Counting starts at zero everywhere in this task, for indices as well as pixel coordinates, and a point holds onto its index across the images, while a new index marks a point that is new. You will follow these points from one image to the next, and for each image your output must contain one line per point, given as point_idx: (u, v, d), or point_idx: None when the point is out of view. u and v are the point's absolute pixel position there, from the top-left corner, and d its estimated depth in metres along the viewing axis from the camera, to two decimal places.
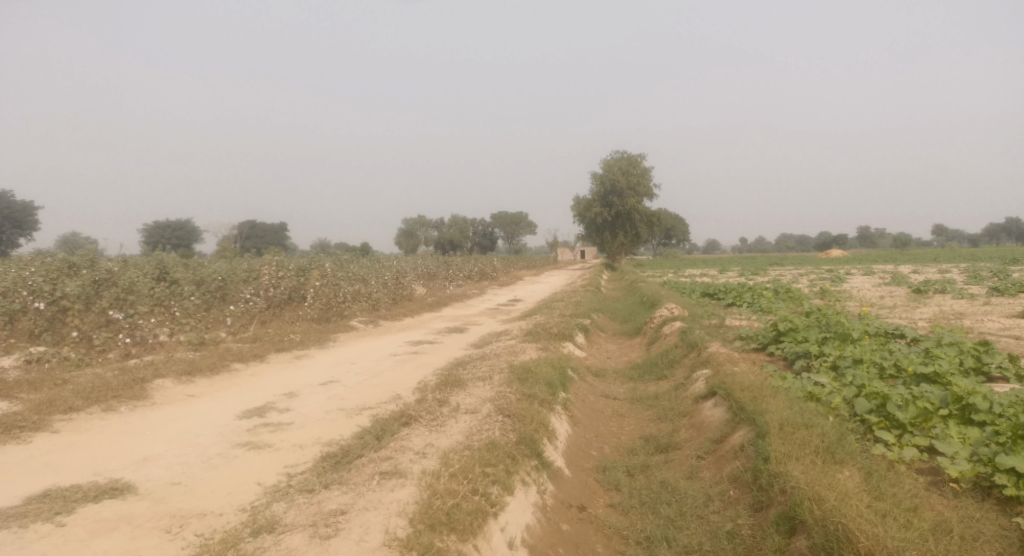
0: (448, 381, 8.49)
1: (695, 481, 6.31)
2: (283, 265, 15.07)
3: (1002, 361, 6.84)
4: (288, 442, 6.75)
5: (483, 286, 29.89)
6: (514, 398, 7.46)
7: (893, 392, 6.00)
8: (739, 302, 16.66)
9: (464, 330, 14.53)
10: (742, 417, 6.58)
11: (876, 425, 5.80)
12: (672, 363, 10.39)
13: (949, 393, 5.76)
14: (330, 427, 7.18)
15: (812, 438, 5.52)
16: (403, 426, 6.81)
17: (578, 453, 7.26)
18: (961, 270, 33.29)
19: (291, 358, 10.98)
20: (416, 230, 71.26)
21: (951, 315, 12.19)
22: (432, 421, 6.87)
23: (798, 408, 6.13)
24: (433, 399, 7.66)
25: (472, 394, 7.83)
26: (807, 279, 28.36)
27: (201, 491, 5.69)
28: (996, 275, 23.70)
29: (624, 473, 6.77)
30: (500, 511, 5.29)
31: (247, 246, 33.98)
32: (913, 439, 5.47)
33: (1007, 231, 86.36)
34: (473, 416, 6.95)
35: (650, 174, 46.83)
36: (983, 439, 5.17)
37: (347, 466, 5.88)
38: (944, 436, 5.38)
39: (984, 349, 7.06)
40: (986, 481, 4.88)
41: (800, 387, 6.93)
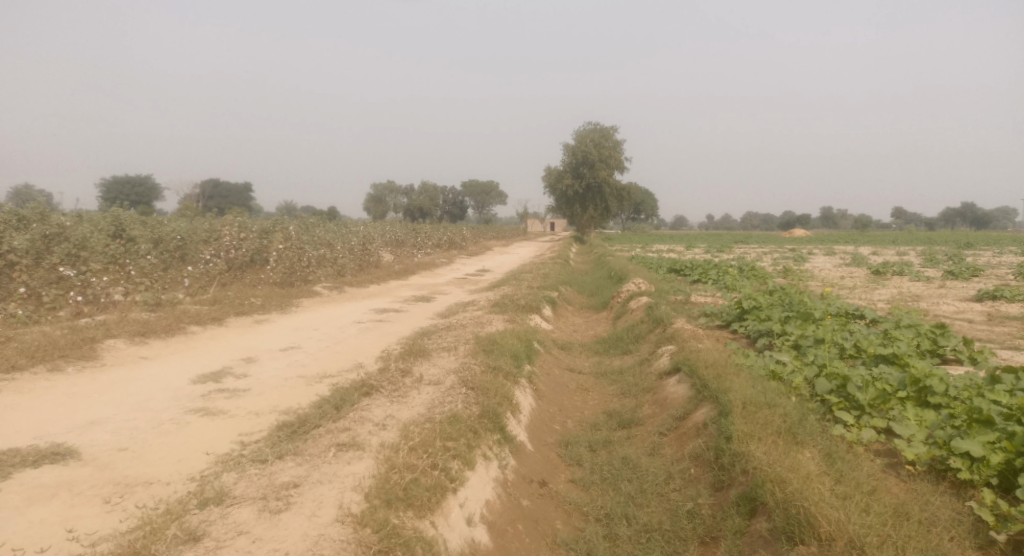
0: (411, 350, 8.41)
1: (657, 458, 6.36)
2: (245, 226, 14.73)
3: (957, 344, 6.99)
4: (243, 409, 6.63)
5: (452, 255, 29.74)
6: (478, 370, 7.42)
7: (853, 373, 6.08)
8: (705, 278, 16.83)
9: (430, 298, 14.43)
10: (705, 395, 6.64)
11: (835, 406, 5.89)
12: (638, 338, 10.45)
13: (907, 376, 5.87)
14: (288, 395, 7.05)
15: (773, 418, 5.59)
16: (365, 396, 6.72)
17: (541, 427, 7.27)
18: (918, 253, 34.10)
19: (251, 322, 10.78)
20: (385, 196, 70.42)
21: (909, 298, 12.46)
22: (394, 392, 6.79)
23: (760, 388, 6.20)
24: (396, 368, 7.58)
25: (436, 365, 7.76)
26: (772, 257, 28.75)
27: (148, 459, 5.55)
28: (952, 260, 24.31)
29: (586, 448, 6.82)
30: (459, 486, 5.26)
31: (210, 205, 33.23)
32: (871, 421, 5.56)
33: (964, 217, 88.73)
34: (437, 388, 6.88)
35: (622, 148, 46.81)
36: (939, 423, 5.27)
37: (303, 436, 5.79)
38: (901, 419, 5.47)
39: (940, 332, 7.22)
40: (941, 464, 4.97)
41: (762, 366, 7.01)
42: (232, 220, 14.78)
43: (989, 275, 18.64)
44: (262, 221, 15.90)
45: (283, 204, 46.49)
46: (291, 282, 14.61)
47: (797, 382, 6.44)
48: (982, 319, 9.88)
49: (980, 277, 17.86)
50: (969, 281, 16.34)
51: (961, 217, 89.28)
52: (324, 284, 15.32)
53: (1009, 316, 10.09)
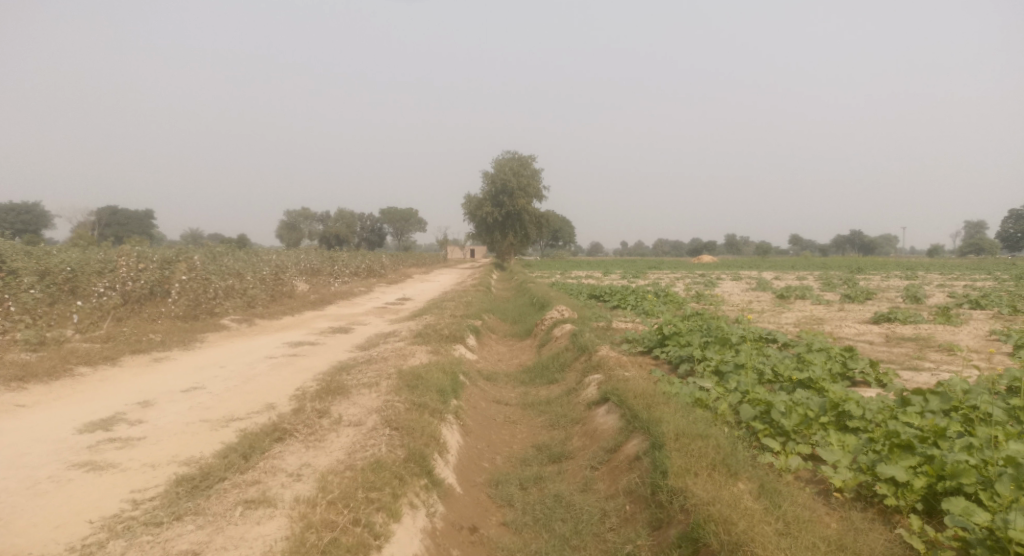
0: (330, 388, 8.03)
1: (590, 495, 6.26)
2: (145, 257, 13.86)
3: (865, 366, 7.33)
4: (137, 462, 6.08)
5: (369, 283, 29.12)
6: (402, 408, 7.14)
7: (776, 399, 6.22)
8: (624, 304, 17.10)
9: (348, 330, 13.97)
10: (636, 426, 6.62)
11: (762, 433, 5.99)
12: (563, 367, 10.41)
13: (827, 400, 6.06)
14: (190, 443, 6.55)
15: (707, 449, 5.59)
16: (277, 442, 6.33)
17: (469, 466, 7.05)
18: (816, 277, 36.10)
19: (150, 361, 10.05)
20: (298, 223, 68.60)
21: (815, 321, 13.04)
22: (308, 437, 6.44)
23: (689, 417, 6.23)
24: (312, 409, 7.19)
25: (354, 404, 7.43)
26: (684, 282, 29.69)
27: (20, 526, 4.93)
28: (847, 284, 25.83)
29: (517, 487, 6.64)
30: (384, 542, 4.95)
31: (107, 233, 31.32)
32: (796, 448, 5.68)
33: (854, 243, 94.91)
34: (356, 431, 6.58)
35: (539, 176, 47.50)
36: (861, 447, 5.45)
37: (205, 492, 5.34)
38: (825, 444, 5.62)
39: (849, 354, 7.54)
40: (867, 490, 5.10)
41: (688, 393, 7.07)
42: (130, 250, 13.88)
43: (881, 298, 19.90)
44: (164, 250, 15.03)
45: (188, 232, 44.44)
46: (196, 316, 13.81)
47: (722, 409, 6.53)
48: (883, 341, 10.42)
49: (874, 299, 19.00)
50: (865, 304, 17.34)
51: (851, 243, 95.39)
52: (233, 317, 14.59)
53: (906, 337, 10.69)
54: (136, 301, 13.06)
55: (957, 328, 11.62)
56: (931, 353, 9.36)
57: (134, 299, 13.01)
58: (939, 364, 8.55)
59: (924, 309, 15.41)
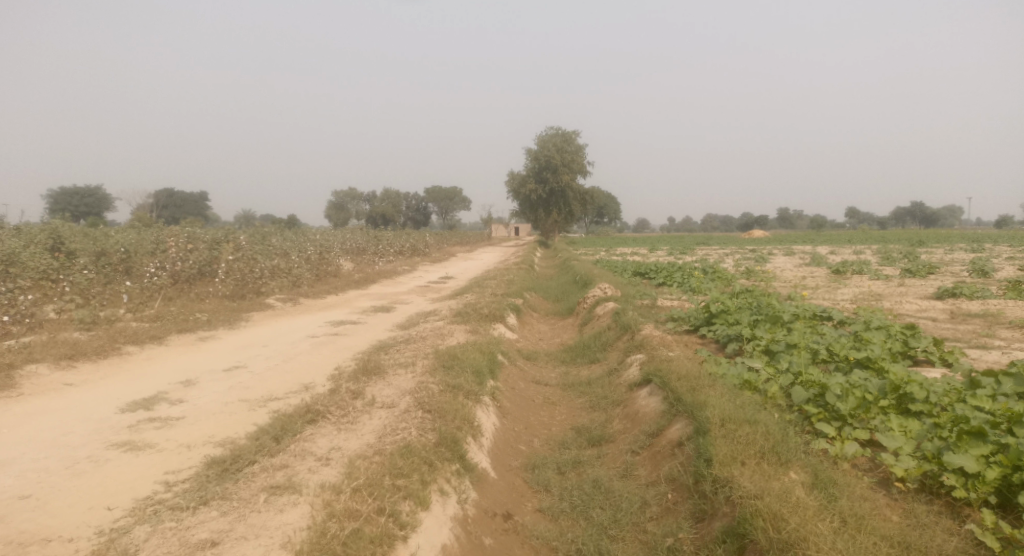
0: (367, 368, 8.04)
1: (630, 482, 6.11)
2: (193, 237, 14.16)
3: (928, 345, 6.94)
4: (173, 442, 6.19)
5: (415, 262, 29.28)
6: (436, 390, 7.09)
7: (831, 380, 5.94)
8: (670, 281, 16.76)
9: (390, 309, 14.04)
10: (680, 410, 6.42)
11: (815, 417, 5.73)
12: (605, 346, 10.24)
13: (886, 382, 5.75)
14: (226, 423, 6.64)
15: (755, 436, 5.36)
16: (309, 424, 6.35)
17: (506, 450, 6.96)
18: (873, 252, 34.88)
19: (195, 340, 10.26)
20: (346, 203, 69.53)
21: (871, 297, 12.49)
22: (340, 419, 6.44)
23: (735, 401, 6.00)
24: (347, 390, 7.21)
25: (389, 385, 7.41)
26: (734, 258, 28.93)
27: (55, 507, 5.05)
28: (907, 258, 24.76)
29: (554, 472, 6.53)
30: (410, 532, 4.90)
31: (165, 215, 32.25)
32: (853, 433, 5.40)
33: (913, 215, 91.36)
34: (388, 414, 6.56)
35: (584, 151, 46.90)
36: (924, 433, 5.15)
37: (235, 475, 5.38)
38: (885, 430, 5.34)
39: (910, 332, 7.16)
40: (932, 480, 4.83)
41: (736, 374, 6.83)
42: (179, 231, 14.20)
43: (944, 272, 19.00)
44: (213, 230, 15.35)
45: (241, 213, 45.50)
46: (243, 295, 14.08)
47: (773, 392, 6.27)
48: (945, 318, 9.89)
49: (936, 274, 18.15)
50: (926, 278, 16.57)
51: (910, 216, 91.77)
52: (278, 296, 14.81)
53: (971, 313, 10.12)
54: (186, 280, 13.37)
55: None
56: (998, 331, 8.82)
57: (184, 278, 13.32)
58: (1006, 343, 8.05)
59: (991, 283, 14.62)
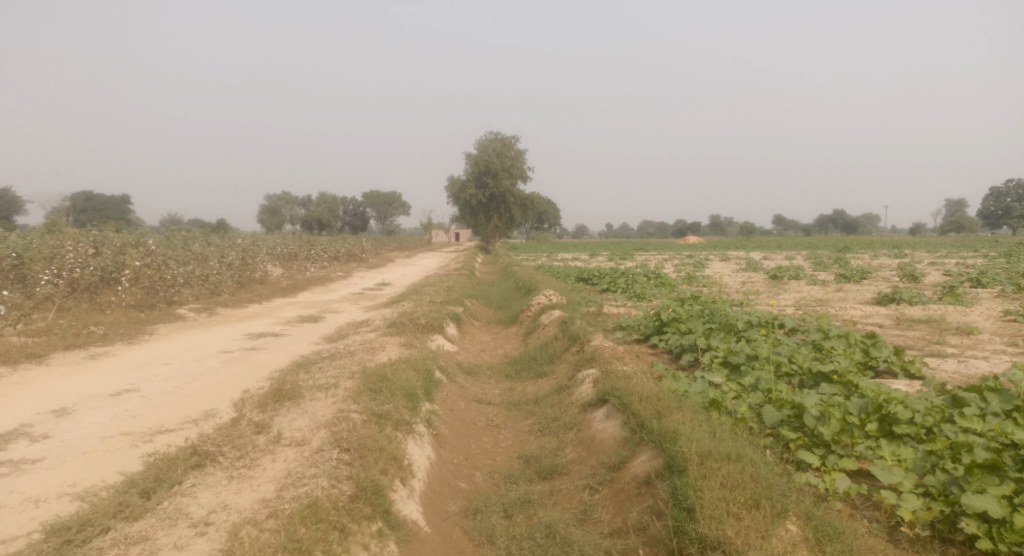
0: (278, 392, 7.28)
1: (589, 528, 5.56)
2: (97, 240, 13.03)
3: (889, 354, 6.82)
4: (20, 496, 5.33)
5: (349, 268, 28.28)
6: (358, 421, 6.39)
7: (807, 400, 5.64)
8: (613, 287, 16.46)
9: (319, 319, 13.22)
10: (644, 438, 5.96)
11: (795, 443, 5.41)
12: (552, 358, 9.76)
13: (868, 403, 5.50)
14: (95, 467, 5.79)
15: (739, 476, 4.87)
16: (193, 472, 5.58)
17: (441, 491, 6.33)
18: (802, 258, 35.77)
19: (86, 357, 9.26)
20: (280, 207, 67.28)
21: (815, 302, 12.42)
22: (234, 463, 5.69)
23: (705, 427, 5.59)
24: (250, 423, 6.45)
25: (301, 416, 6.68)
26: (673, 264, 29.01)
27: None
28: (838, 264, 25.34)
29: (500, 516, 5.94)
30: None
31: (83, 219, 30.21)
32: (841, 463, 5.09)
33: (836, 223, 95.19)
34: (296, 456, 5.84)
35: (523, 156, 46.64)
36: (922, 465, 4.91)
37: (76, 552, 4.55)
38: (875, 458, 5.07)
39: (871, 341, 7.02)
40: (943, 522, 4.57)
41: (700, 392, 6.46)
42: (79, 234, 13.03)
43: (876, 277, 19.38)
44: (120, 233, 14.19)
45: (167, 216, 43.36)
46: (153, 304, 13.02)
47: (742, 413, 5.92)
48: (893, 324, 9.80)
49: (870, 279, 18.46)
50: (860, 283, 16.77)
51: (833, 223, 95.42)
52: (193, 306, 13.76)
53: (917, 319, 10.06)
54: (85, 289, 12.23)
55: (968, 309, 11.02)
56: (949, 338, 8.72)
57: (82, 286, 12.17)
58: (961, 351, 7.91)
59: (925, 288, 14.85)
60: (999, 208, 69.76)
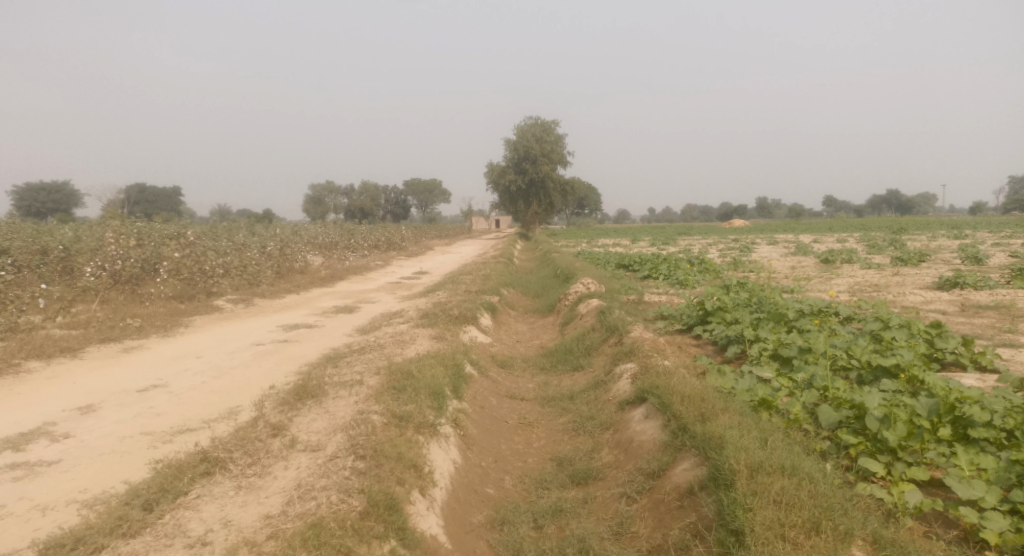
0: (300, 390, 7.19)
1: (623, 543, 5.30)
2: (138, 232, 13.26)
3: (956, 346, 6.47)
4: (29, 503, 5.33)
5: (391, 257, 28.38)
6: (378, 425, 6.23)
7: (870, 400, 5.29)
8: (655, 273, 16.05)
9: (353, 309, 13.20)
10: (686, 444, 5.66)
11: (856, 448, 5.08)
12: (590, 350, 9.49)
13: (938, 403, 5.14)
14: (106, 471, 5.78)
15: (795, 493, 4.54)
16: (201, 480, 5.49)
17: (468, 499, 6.13)
18: (853, 240, 34.56)
19: (119, 351, 9.38)
20: (324, 196, 68.22)
21: (869, 288, 11.83)
22: (244, 472, 5.59)
23: (755, 432, 5.28)
24: (266, 425, 6.36)
25: (320, 418, 6.56)
26: (717, 249, 28.33)
27: None
28: (894, 247, 24.33)
29: (529, 527, 5.71)
30: None
31: (136, 210, 30.97)
32: (909, 473, 4.75)
33: (889, 203, 92.06)
34: (309, 463, 5.69)
35: (564, 141, 46.13)
36: (1004, 476, 4.55)
37: None
38: (950, 468, 4.73)
39: (936, 331, 6.65)
40: None
41: (750, 391, 6.14)
42: (121, 226, 13.27)
43: (935, 261, 18.46)
44: (161, 225, 14.42)
45: (217, 207, 44.30)
46: (192, 295, 13.19)
47: (795, 414, 5.60)
48: (956, 311, 9.22)
49: (928, 262, 17.64)
50: (918, 267, 15.98)
51: (886, 203, 92.27)
52: (230, 296, 13.89)
53: (982, 306, 9.45)
54: (126, 281, 12.45)
55: None
56: (1019, 327, 8.14)
57: (124, 278, 12.38)
58: None
59: (989, 271, 14.04)
60: None
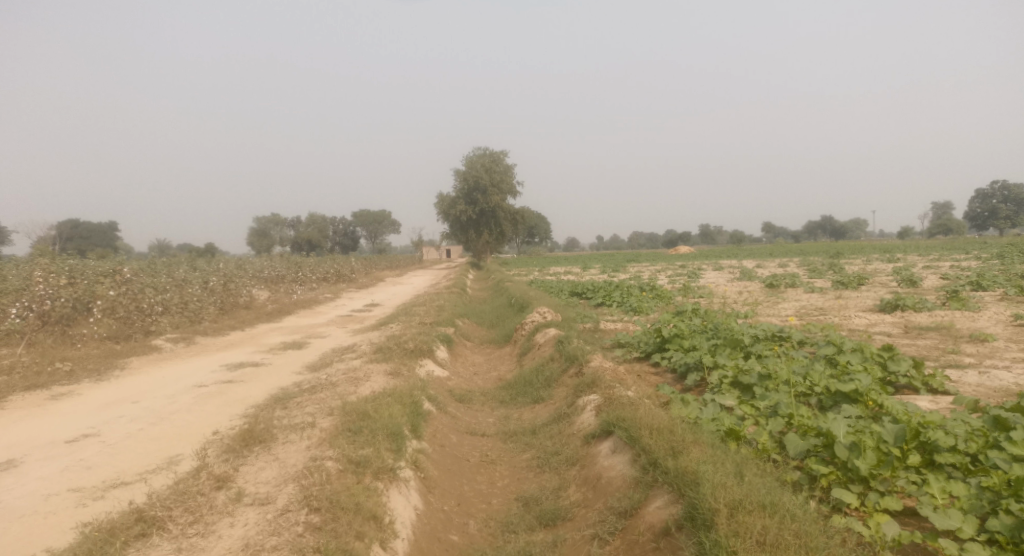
0: (246, 435, 6.83)
1: None
2: (70, 270, 12.62)
3: (908, 368, 6.68)
4: None
5: (339, 289, 27.85)
6: (333, 472, 5.93)
7: (837, 428, 5.33)
8: (608, 300, 16.12)
9: (303, 345, 12.81)
10: (659, 480, 5.56)
11: (828, 478, 5.10)
12: (549, 382, 9.39)
13: (904, 429, 5.21)
14: (28, 537, 5.32)
15: (776, 531, 4.47)
16: (137, 544, 5.09)
17: (431, 548, 5.88)
18: (795, 265, 35.58)
19: (48, 398, 8.81)
20: (269, 229, 66.92)
21: (817, 312, 12.10)
22: (184, 532, 5.20)
23: (727, 464, 5.24)
24: (210, 476, 5.99)
25: (269, 466, 6.23)
26: (665, 275, 28.77)
27: None
28: (833, 271, 25.11)
29: None
30: None
31: (69, 246, 29.65)
32: (884, 503, 4.78)
33: (826, 229, 95.55)
34: (257, 519, 5.34)
35: (512, 171, 46.46)
36: (976, 502, 4.62)
37: None
38: (923, 496, 4.78)
39: (888, 354, 6.83)
40: None
41: (716, 422, 6.11)
42: (52, 263, 12.62)
43: (873, 283, 19.09)
44: (95, 262, 13.78)
45: (157, 241, 42.89)
46: (129, 335, 12.58)
47: (763, 444, 5.61)
48: (901, 333, 9.48)
49: (867, 285, 18.24)
50: (858, 290, 16.51)
51: (822, 229, 95.76)
52: (170, 335, 13.31)
53: (926, 327, 9.75)
54: (57, 322, 11.80)
55: (976, 314, 10.72)
56: (963, 347, 8.40)
57: (53, 319, 11.73)
58: (978, 362, 7.60)
59: (927, 293, 14.56)
60: (986, 210, 70.15)
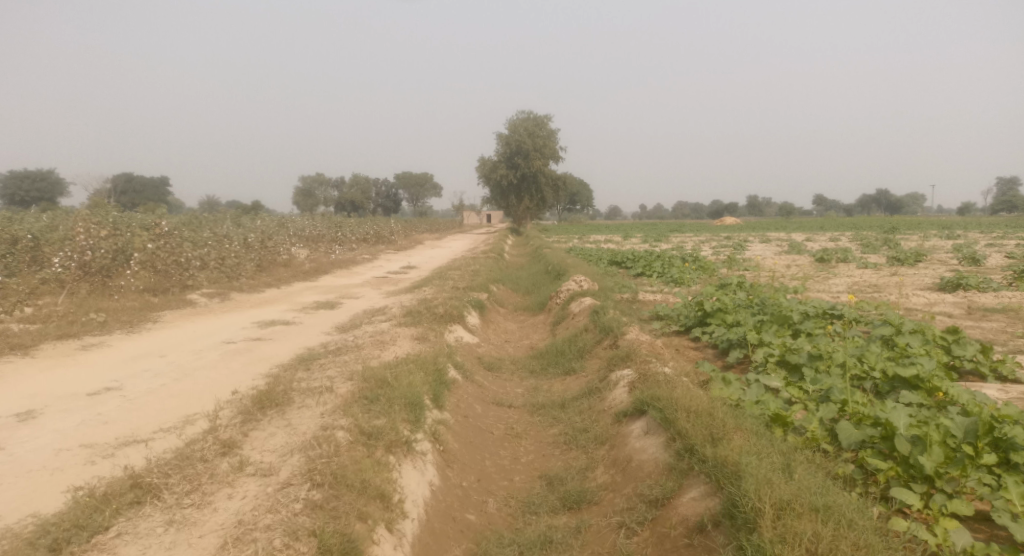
0: (262, 398, 6.80)
1: None
2: (115, 222, 12.76)
3: (975, 353, 6.36)
4: None
5: (379, 251, 27.93)
6: (342, 444, 5.81)
7: (899, 419, 5.01)
8: (648, 270, 15.71)
9: (335, 305, 12.81)
10: (695, 469, 5.30)
11: (887, 475, 4.79)
12: (582, 353, 9.17)
13: (975, 423, 4.87)
14: (32, 493, 5.35)
15: (830, 537, 4.18)
16: (129, 512, 5.03)
17: (445, 529, 5.75)
18: (846, 239, 34.33)
19: (77, 348, 8.95)
20: (314, 189, 67.62)
21: (870, 289, 11.55)
22: (179, 502, 5.13)
23: (772, 457, 4.96)
24: (217, 442, 5.94)
25: (278, 433, 6.16)
26: (711, 247, 28.04)
27: None
28: (887, 247, 24.10)
29: None
30: None
31: (123, 199, 30.32)
32: (952, 506, 4.46)
33: (880, 203, 92.24)
34: (256, 492, 5.24)
35: (556, 136, 45.72)
36: None
37: None
38: (998, 501, 4.45)
39: (953, 338, 6.52)
40: None
41: (763, 406, 5.83)
42: (95, 214, 12.74)
43: (931, 261, 18.18)
44: (136, 214, 13.97)
45: (206, 199, 43.73)
46: (165, 289, 12.77)
47: (813, 432, 5.33)
48: (963, 314, 8.93)
49: (925, 263, 17.39)
50: (916, 267, 15.72)
51: (876, 203, 92.48)
52: (205, 291, 13.45)
53: (990, 309, 9.16)
54: (97, 272, 11.95)
55: None
56: None
57: (94, 270, 11.86)
58: None
59: (991, 272, 13.75)
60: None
